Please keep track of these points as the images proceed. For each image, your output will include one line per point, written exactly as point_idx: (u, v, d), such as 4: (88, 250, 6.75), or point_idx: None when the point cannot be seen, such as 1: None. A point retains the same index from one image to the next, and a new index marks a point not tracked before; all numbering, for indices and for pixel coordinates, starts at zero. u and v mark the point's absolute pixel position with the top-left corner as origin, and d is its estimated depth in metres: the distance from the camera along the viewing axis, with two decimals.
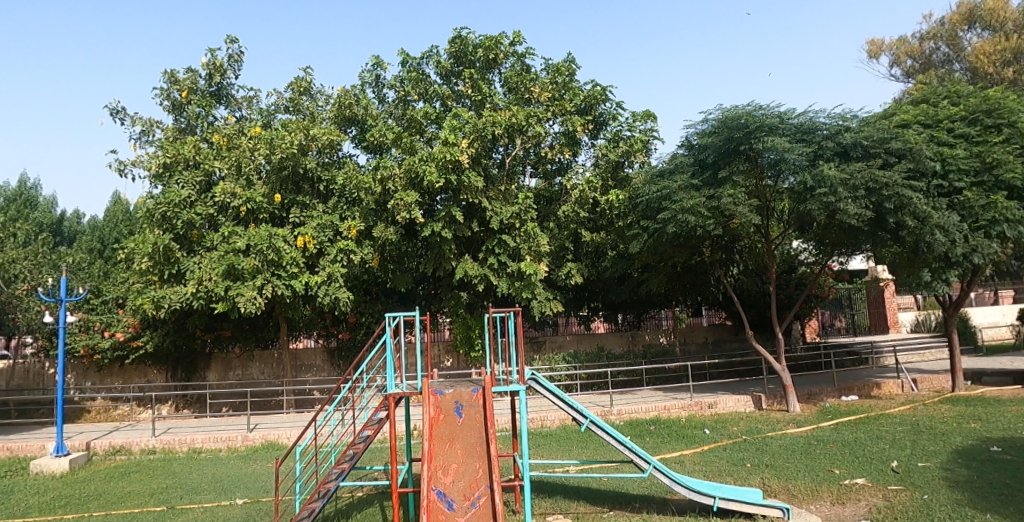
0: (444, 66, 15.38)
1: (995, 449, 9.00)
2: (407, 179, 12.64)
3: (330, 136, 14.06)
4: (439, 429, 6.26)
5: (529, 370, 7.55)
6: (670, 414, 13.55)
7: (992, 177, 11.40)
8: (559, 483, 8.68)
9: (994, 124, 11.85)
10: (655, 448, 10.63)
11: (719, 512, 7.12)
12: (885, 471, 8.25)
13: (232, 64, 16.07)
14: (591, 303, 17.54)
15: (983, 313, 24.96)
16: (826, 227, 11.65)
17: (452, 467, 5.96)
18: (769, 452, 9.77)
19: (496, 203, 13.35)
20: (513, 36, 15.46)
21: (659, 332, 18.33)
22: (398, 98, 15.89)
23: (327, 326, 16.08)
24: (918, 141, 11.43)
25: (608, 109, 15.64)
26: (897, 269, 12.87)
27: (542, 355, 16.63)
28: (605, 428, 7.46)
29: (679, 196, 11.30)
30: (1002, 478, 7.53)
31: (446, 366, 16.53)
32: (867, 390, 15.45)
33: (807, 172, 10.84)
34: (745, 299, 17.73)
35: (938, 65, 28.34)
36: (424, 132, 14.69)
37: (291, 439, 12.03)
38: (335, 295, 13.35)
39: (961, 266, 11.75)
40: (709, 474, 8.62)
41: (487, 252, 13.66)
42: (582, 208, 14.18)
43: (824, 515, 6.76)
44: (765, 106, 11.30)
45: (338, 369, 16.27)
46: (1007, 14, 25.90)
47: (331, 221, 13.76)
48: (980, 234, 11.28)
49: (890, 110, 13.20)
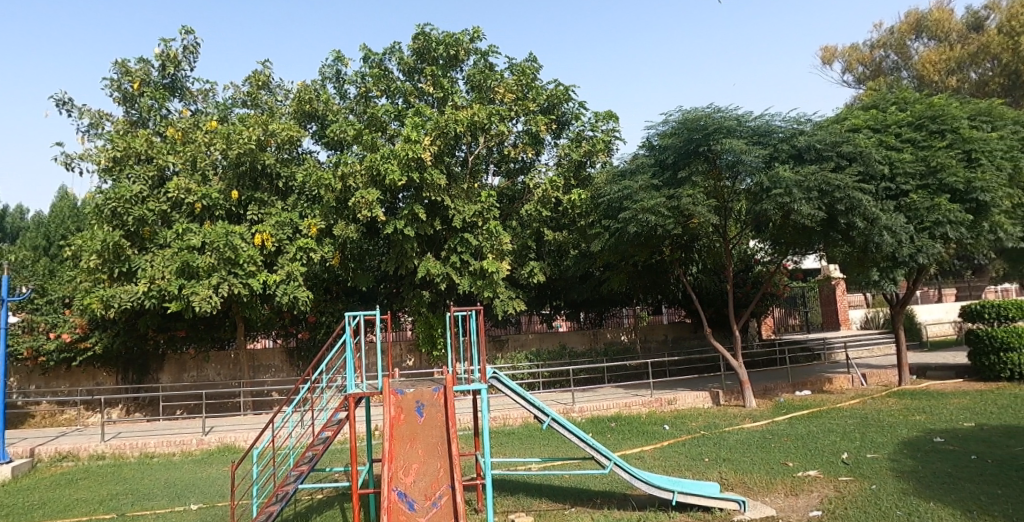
0: (406, 63, 15.27)
1: (938, 440, 9.40)
2: (369, 176, 12.54)
3: (289, 132, 13.78)
4: (399, 428, 6.20)
5: (491, 369, 7.53)
6: (631, 411, 13.73)
7: (937, 180, 11.87)
8: (521, 481, 8.72)
9: (938, 130, 12.38)
10: (616, 445, 10.76)
11: (678, 507, 7.24)
12: (836, 463, 8.54)
13: (187, 56, 15.62)
14: (553, 302, 17.62)
15: (928, 310, 26.02)
16: (781, 227, 11.98)
17: (413, 467, 5.94)
18: (726, 446, 10.00)
19: (459, 201, 13.31)
20: (473, 33, 15.40)
21: (620, 330, 18.60)
22: (359, 94, 15.71)
23: (285, 326, 15.79)
24: (868, 145, 11.84)
25: (571, 109, 15.73)
26: (848, 268, 13.27)
27: (504, 354, 16.67)
28: (565, 426, 7.48)
29: (640, 196, 11.45)
30: (945, 467, 7.87)
31: (408, 366, 16.43)
32: (819, 385, 15.95)
33: (763, 173, 11.12)
34: (704, 298, 18.06)
35: (887, 72, 29.41)
36: (385, 129, 14.56)
37: (249, 441, 11.78)
38: (294, 295, 13.09)
39: (907, 265, 12.20)
40: (669, 469, 8.78)
41: (450, 251, 13.59)
42: (544, 207, 14.19)
43: (779, 507, 6.94)
44: (724, 109, 11.55)
45: (298, 369, 15.99)
46: (951, 25, 26.99)
47: (290, 219, 13.55)
48: (926, 235, 11.70)
49: (842, 115, 13.63)
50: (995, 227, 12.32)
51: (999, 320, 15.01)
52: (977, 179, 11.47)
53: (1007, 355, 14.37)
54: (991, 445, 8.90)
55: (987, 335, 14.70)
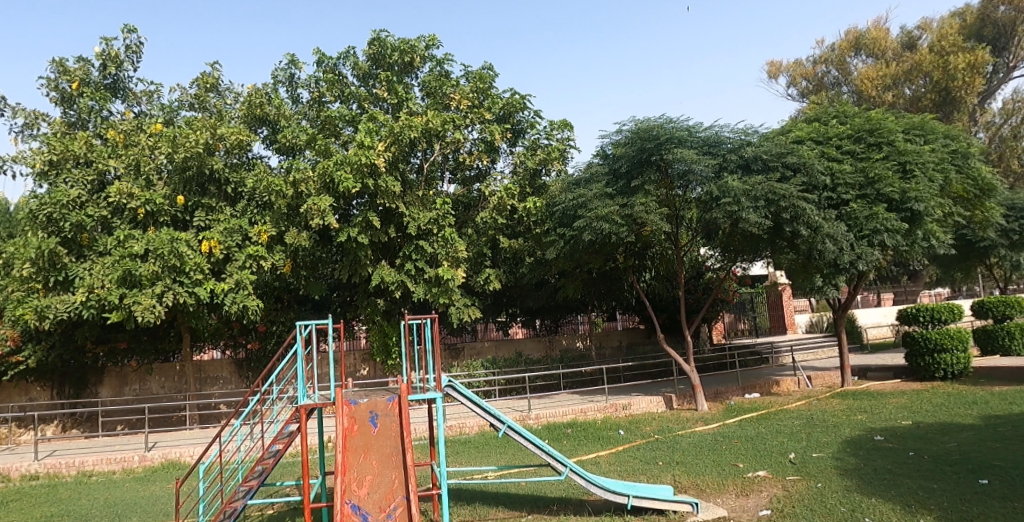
0: (361, 68, 15.10)
1: (878, 438, 9.79)
2: (321, 182, 12.35)
3: (238, 136, 13.43)
4: (352, 440, 6.11)
5: (446, 378, 7.46)
6: (587, 416, 13.84)
7: (875, 190, 12.38)
8: (477, 490, 8.67)
9: (876, 142, 12.95)
10: (571, 451, 10.83)
11: (633, 511, 7.31)
12: (784, 463, 8.80)
13: (130, 56, 15.07)
14: (509, 309, 17.59)
15: (868, 314, 27.17)
16: (730, 235, 12.31)
17: (367, 479, 5.83)
18: (678, 450, 10.19)
19: (414, 209, 13.21)
20: (429, 40, 15.36)
21: (576, 337, 18.83)
22: (312, 99, 15.46)
23: (234, 336, 15.33)
24: (811, 156, 12.31)
25: (526, 118, 15.83)
26: (794, 274, 13.71)
27: (460, 362, 16.59)
28: (521, 433, 7.47)
29: (594, 204, 11.61)
30: (885, 464, 8.20)
31: (362, 375, 16.19)
32: (767, 388, 16.43)
33: (712, 183, 11.44)
34: (657, 304, 18.45)
35: (829, 87, 30.59)
36: (339, 135, 14.38)
37: (195, 457, 11.38)
38: (243, 304, 12.69)
39: (848, 271, 12.68)
40: (623, 474, 8.89)
41: (404, 259, 13.45)
42: (500, 214, 14.24)
43: (730, 508, 7.10)
44: (675, 120, 11.80)
45: (247, 380, 15.56)
46: (887, 44, 28.27)
47: (239, 226, 13.15)
48: (865, 242, 12.17)
49: (787, 127, 14.11)
50: (928, 235, 12.93)
51: (933, 322, 15.76)
52: (911, 189, 12.05)
53: (941, 356, 15.09)
54: (927, 441, 9.33)
55: (922, 337, 15.41)
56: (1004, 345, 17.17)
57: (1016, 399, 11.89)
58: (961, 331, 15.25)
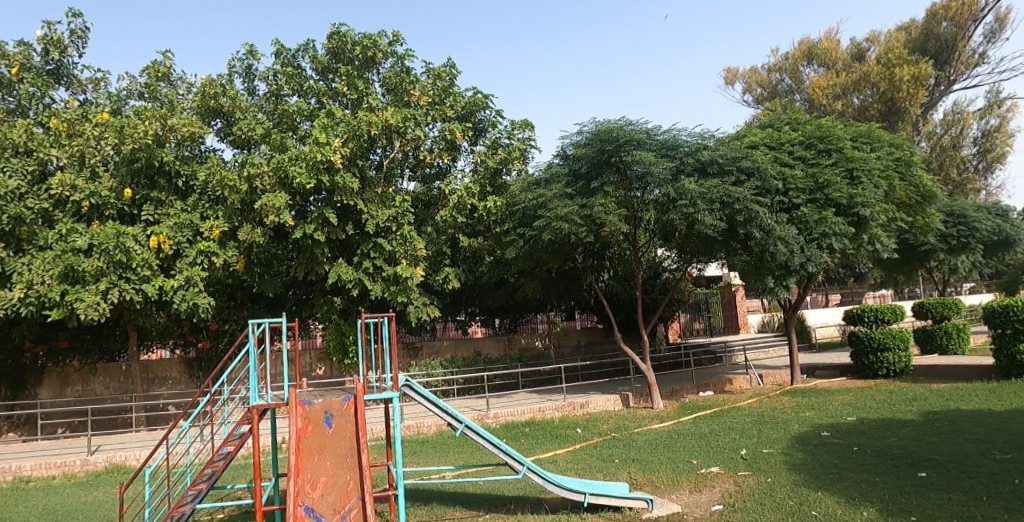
0: (320, 62, 14.85)
1: (825, 434, 10.15)
2: (276, 178, 12.12)
3: (190, 128, 13.03)
4: (306, 441, 5.96)
5: (403, 377, 7.38)
6: (545, 415, 13.92)
7: (824, 195, 12.80)
8: (434, 490, 8.62)
9: (825, 149, 13.40)
10: (529, 450, 10.87)
11: (590, 508, 7.38)
12: (736, 459, 9.02)
13: (75, 41, 14.44)
14: (468, 308, 17.54)
15: (817, 314, 28.13)
16: (686, 236, 12.55)
17: (321, 481, 5.75)
18: (634, 448, 10.32)
19: (373, 206, 13.04)
20: (392, 35, 15.21)
21: (535, 336, 18.97)
22: (270, 92, 15.10)
23: (184, 335, 14.90)
24: (764, 161, 12.64)
25: (487, 117, 15.83)
26: (747, 275, 14.06)
27: (418, 361, 16.47)
28: (479, 433, 7.43)
29: (553, 204, 11.70)
30: (831, 459, 8.50)
31: (318, 375, 15.93)
32: (721, 386, 16.83)
33: (669, 185, 11.64)
34: (615, 303, 18.68)
35: (782, 95, 31.49)
36: (296, 129, 14.11)
37: (141, 460, 11.00)
38: (194, 302, 12.31)
39: (798, 273, 13.07)
40: (580, 472, 8.97)
41: (362, 256, 13.28)
42: (459, 213, 14.24)
43: (684, 503, 7.23)
44: (635, 122, 11.95)
45: (197, 380, 15.11)
46: (837, 54, 29.25)
47: (190, 221, 12.77)
48: (815, 245, 12.53)
49: (742, 132, 14.46)
50: (874, 239, 13.43)
51: (876, 323, 16.39)
52: (858, 195, 12.50)
53: (884, 355, 15.70)
54: (869, 436, 9.71)
55: (867, 337, 16.01)
56: (942, 344, 17.97)
57: (952, 395, 12.46)
58: (903, 331, 15.90)
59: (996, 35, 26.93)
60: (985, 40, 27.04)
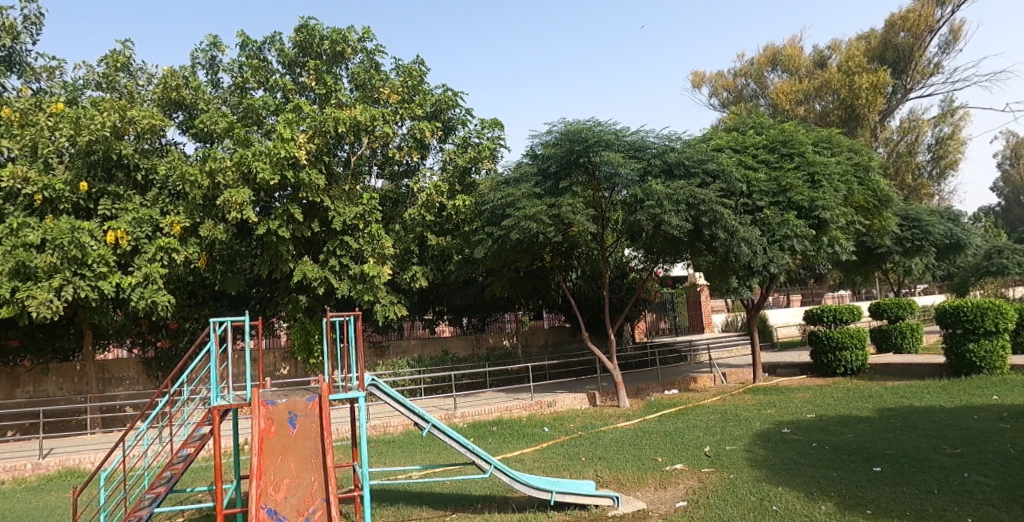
0: (287, 55, 14.58)
1: (786, 431, 10.38)
2: (239, 173, 11.93)
3: (151, 121, 12.68)
4: (269, 442, 5.82)
5: (369, 377, 7.29)
6: (512, 414, 13.95)
7: (786, 198, 13.09)
8: (401, 489, 8.57)
9: (788, 153, 13.72)
10: (496, 449, 10.88)
11: (556, 506, 7.41)
12: (699, 455, 9.17)
13: (29, 27, 13.91)
14: (436, 307, 17.47)
15: (778, 314, 28.79)
16: (653, 237, 12.70)
17: (284, 483, 5.65)
18: (601, 445, 10.42)
19: (340, 203, 12.88)
20: (361, 32, 15.04)
21: (502, 335, 19.01)
22: (234, 84, 14.78)
23: (142, 334, 14.50)
24: (729, 164, 12.87)
25: (457, 115, 15.81)
26: (712, 276, 14.30)
27: (385, 360, 16.34)
28: (446, 432, 7.39)
29: (522, 203, 11.71)
30: (791, 455, 8.70)
31: (282, 374, 15.67)
32: (685, 384, 17.09)
33: (637, 186, 11.77)
34: (582, 303, 18.82)
35: (747, 99, 32.10)
36: (261, 124, 13.85)
37: (96, 463, 10.68)
38: (152, 300, 11.97)
39: (761, 273, 13.35)
40: (547, 470, 9.02)
41: (328, 254, 13.12)
42: (428, 211, 14.23)
43: (649, 500, 7.32)
44: (604, 123, 12.04)
45: (156, 381, 14.72)
46: (801, 61, 29.94)
47: (149, 216, 12.40)
48: (777, 247, 12.80)
49: (708, 135, 14.70)
50: (833, 242, 13.80)
51: (835, 322, 16.84)
52: (819, 198, 12.84)
53: (841, 354, 16.14)
54: (828, 433, 9.98)
55: (826, 336, 16.44)
56: (896, 344, 18.56)
57: (906, 393, 12.86)
58: (860, 330, 16.36)
59: (950, 46, 27.89)
60: (940, 51, 27.99)
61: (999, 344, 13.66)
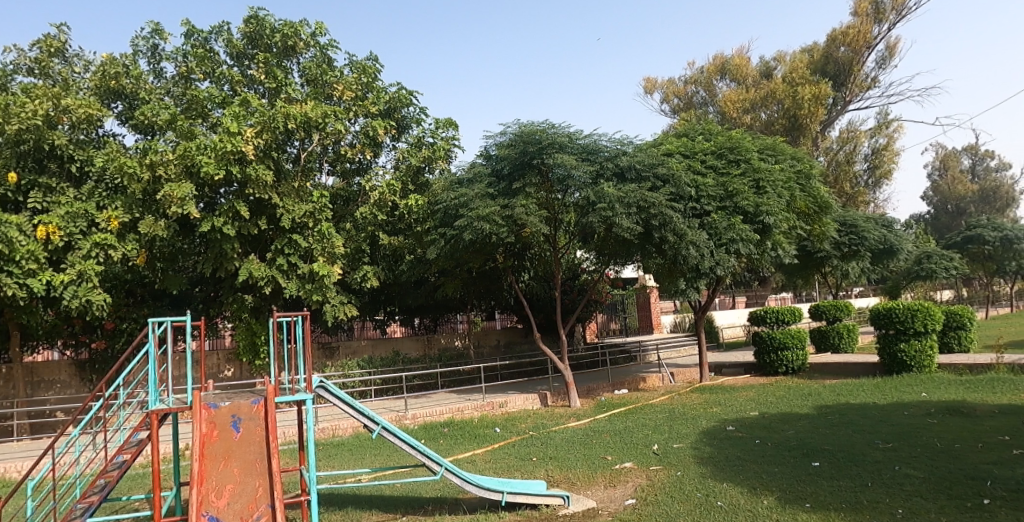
0: (235, 46, 14.16)
1: (731, 428, 10.69)
2: (182, 167, 11.51)
3: (87, 110, 12.12)
4: (211, 447, 5.65)
5: (317, 379, 7.12)
6: (464, 415, 13.91)
7: (733, 203, 13.47)
8: (350, 494, 8.43)
9: (734, 159, 14.15)
10: (447, 450, 10.83)
11: (507, 507, 7.42)
12: (648, 454, 9.35)
13: None
14: (387, 307, 17.26)
15: (725, 315, 29.63)
16: (605, 239, 12.89)
17: (227, 489, 5.47)
18: (551, 445, 10.49)
19: (289, 200, 12.57)
20: (314, 26, 14.73)
21: (454, 336, 18.95)
22: (178, 74, 14.25)
23: (75, 335, 13.84)
24: (679, 169, 13.16)
25: (411, 114, 15.66)
26: (661, 278, 14.61)
27: (334, 362, 16.05)
28: (396, 434, 7.29)
29: (475, 204, 11.68)
30: (735, 452, 8.96)
31: (226, 376, 15.20)
32: (635, 384, 17.39)
33: (589, 188, 11.90)
34: (535, 304, 18.93)
35: (697, 106, 32.90)
36: (207, 116, 13.39)
37: (23, 472, 10.13)
38: (86, 299, 11.43)
39: (708, 275, 13.71)
40: (498, 471, 9.02)
41: (276, 252, 12.78)
42: (380, 210, 14.10)
43: (599, 499, 7.42)
44: (558, 125, 12.13)
45: (90, 384, 14.06)
46: (748, 71, 30.87)
47: (84, 210, 11.83)
48: (723, 250, 13.16)
49: (659, 140, 14.99)
50: (776, 246, 14.28)
51: (777, 323, 17.44)
52: (763, 204, 13.27)
53: (783, 354, 16.71)
54: (769, 430, 10.32)
55: (769, 336, 17.01)
56: (834, 344, 19.33)
57: (842, 391, 13.42)
58: (800, 331, 16.98)
59: (886, 62, 29.23)
60: (877, 66, 29.30)
61: (927, 344, 14.38)
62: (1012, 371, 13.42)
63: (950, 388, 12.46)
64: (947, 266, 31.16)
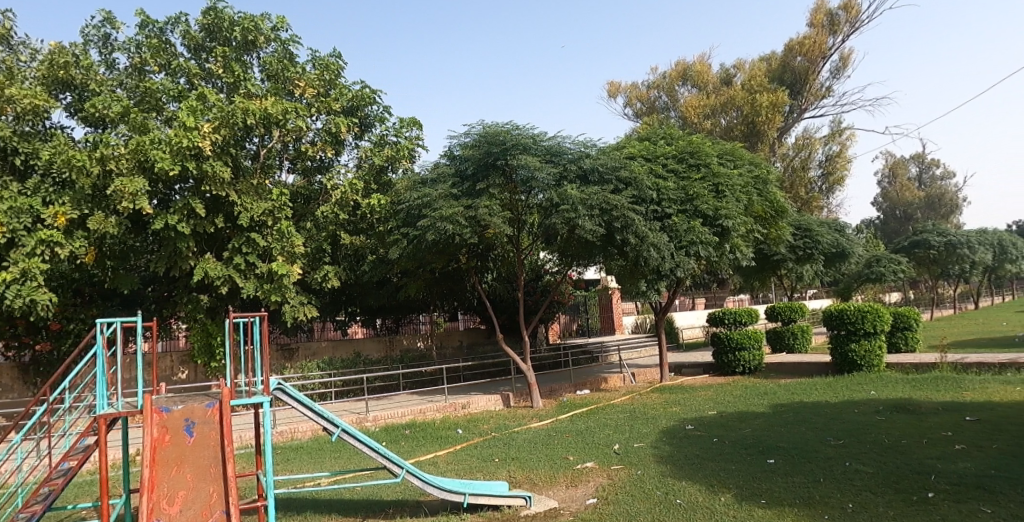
0: (192, 38, 13.78)
1: (690, 427, 10.88)
2: (135, 161, 11.13)
3: (33, 101, 11.74)
4: (163, 452, 5.44)
5: (275, 381, 6.96)
6: (426, 416, 13.81)
7: (693, 207, 13.71)
8: (308, 498, 8.28)
9: (695, 164, 14.42)
10: (409, 452, 10.73)
11: (469, 509, 7.38)
12: (609, 453, 9.43)
13: None
14: (348, 308, 17.02)
15: (684, 316, 30.18)
16: (568, 241, 12.99)
17: (179, 495, 5.32)
18: (514, 446, 10.50)
19: (247, 198, 12.28)
20: (275, 20, 14.43)
21: (417, 337, 18.83)
22: (131, 66, 13.80)
23: (18, 337, 13.21)
24: (641, 172, 13.34)
25: (374, 112, 15.50)
26: (622, 280, 14.77)
27: (293, 363, 15.76)
28: (356, 437, 7.18)
29: (438, 204, 11.61)
30: (694, 450, 9.13)
31: (180, 379, 14.78)
32: (597, 384, 17.55)
33: (553, 190, 11.97)
34: (498, 305, 18.93)
35: (659, 111, 33.38)
36: (161, 110, 12.99)
37: None
38: (31, 297, 10.96)
39: (668, 277, 13.93)
40: (460, 473, 8.99)
41: (233, 251, 12.46)
42: (342, 209, 13.88)
43: (560, 499, 7.45)
44: (522, 127, 12.16)
45: (34, 388, 13.51)
46: (708, 77, 31.50)
47: (29, 205, 11.31)
48: (683, 252, 13.38)
49: (622, 143, 15.17)
50: (734, 248, 14.59)
51: (735, 324, 17.83)
52: (722, 208, 13.55)
53: (740, 354, 17.09)
54: (727, 428, 10.53)
55: (727, 337, 17.36)
56: (789, 344, 19.85)
57: (796, 390, 13.79)
58: (757, 332, 17.39)
59: (840, 72, 30.19)
60: (831, 76, 30.23)
61: (877, 345, 14.89)
62: (955, 370, 13.99)
63: (897, 386, 12.92)
64: (895, 269, 32.35)
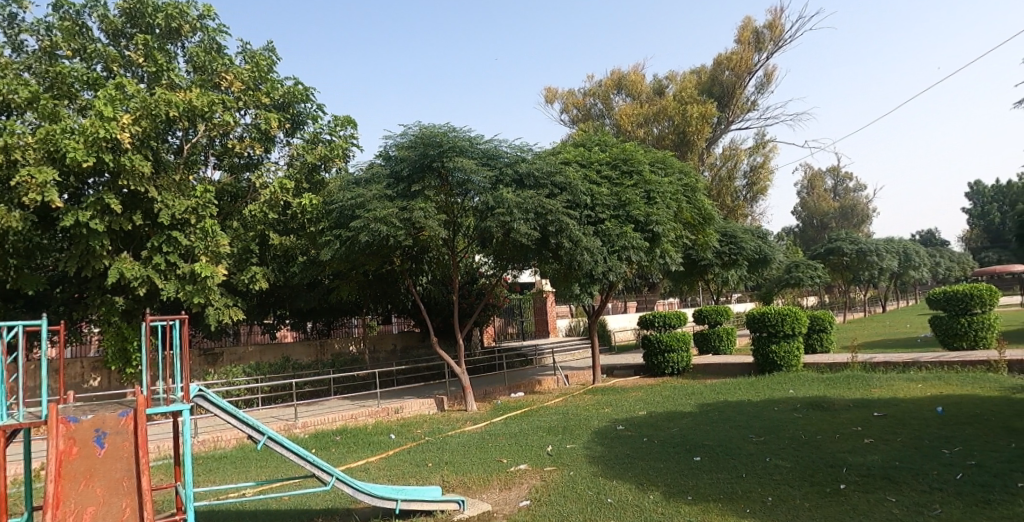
0: (111, 23, 13.02)
1: (620, 428, 11.13)
2: (43, 152, 10.46)
3: None
4: (70, 465, 5.06)
5: (196, 387, 6.63)
6: (357, 421, 13.52)
7: (626, 212, 14.04)
8: (232, 509, 7.95)
9: (628, 171, 14.76)
10: (339, 459, 10.48)
11: (401, 515, 7.25)
12: (542, 455, 9.51)
13: None
14: (277, 311, 16.49)
15: (615, 319, 31.04)
16: (503, 243, 13.02)
17: (87, 512, 5.00)
18: (447, 450, 10.43)
19: (168, 194, 11.69)
20: (202, 9, 13.82)
21: (348, 341, 18.46)
22: (41, 49, 12.90)
23: None
24: (576, 178, 13.53)
25: (307, 110, 15.08)
26: (557, 283, 14.91)
27: (217, 368, 15.14)
28: (283, 444, 6.91)
29: (372, 205, 11.39)
30: (624, 450, 9.36)
31: (92, 386, 13.91)
32: (531, 387, 17.68)
33: (489, 193, 12.03)
34: (432, 307, 18.77)
35: (595, 118, 34.00)
36: (75, 98, 12.22)
37: None
38: None
39: (601, 281, 14.19)
40: (393, 478, 8.86)
41: (151, 250, 11.83)
42: (271, 209, 13.38)
43: (493, 501, 7.46)
44: (458, 129, 12.13)
45: None
46: (642, 87, 32.39)
47: None
48: (616, 256, 13.64)
49: (557, 149, 15.38)
50: (664, 253, 15.00)
51: (664, 327, 18.37)
52: (653, 214, 13.91)
53: (669, 355, 17.60)
54: (656, 428, 10.84)
55: (657, 339, 17.87)
56: (715, 346, 20.59)
57: (721, 389, 14.33)
58: (685, 334, 17.96)
59: (764, 87, 31.68)
60: (757, 91, 31.70)
61: (795, 346, 15.66)
62: (865, 369, 14.89)
63: (814, 385, 13.63)
64: (812, 275, 34.21)
